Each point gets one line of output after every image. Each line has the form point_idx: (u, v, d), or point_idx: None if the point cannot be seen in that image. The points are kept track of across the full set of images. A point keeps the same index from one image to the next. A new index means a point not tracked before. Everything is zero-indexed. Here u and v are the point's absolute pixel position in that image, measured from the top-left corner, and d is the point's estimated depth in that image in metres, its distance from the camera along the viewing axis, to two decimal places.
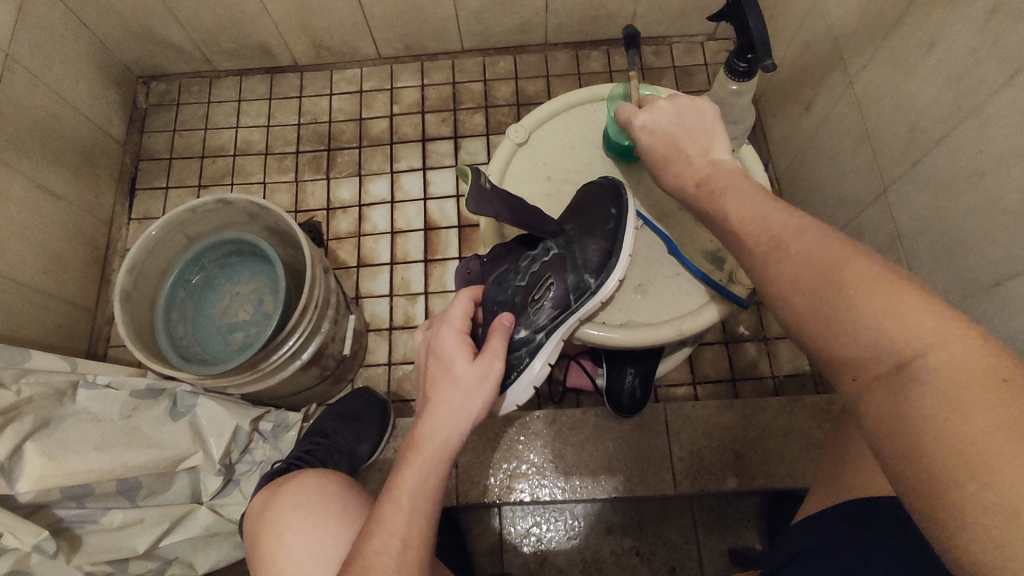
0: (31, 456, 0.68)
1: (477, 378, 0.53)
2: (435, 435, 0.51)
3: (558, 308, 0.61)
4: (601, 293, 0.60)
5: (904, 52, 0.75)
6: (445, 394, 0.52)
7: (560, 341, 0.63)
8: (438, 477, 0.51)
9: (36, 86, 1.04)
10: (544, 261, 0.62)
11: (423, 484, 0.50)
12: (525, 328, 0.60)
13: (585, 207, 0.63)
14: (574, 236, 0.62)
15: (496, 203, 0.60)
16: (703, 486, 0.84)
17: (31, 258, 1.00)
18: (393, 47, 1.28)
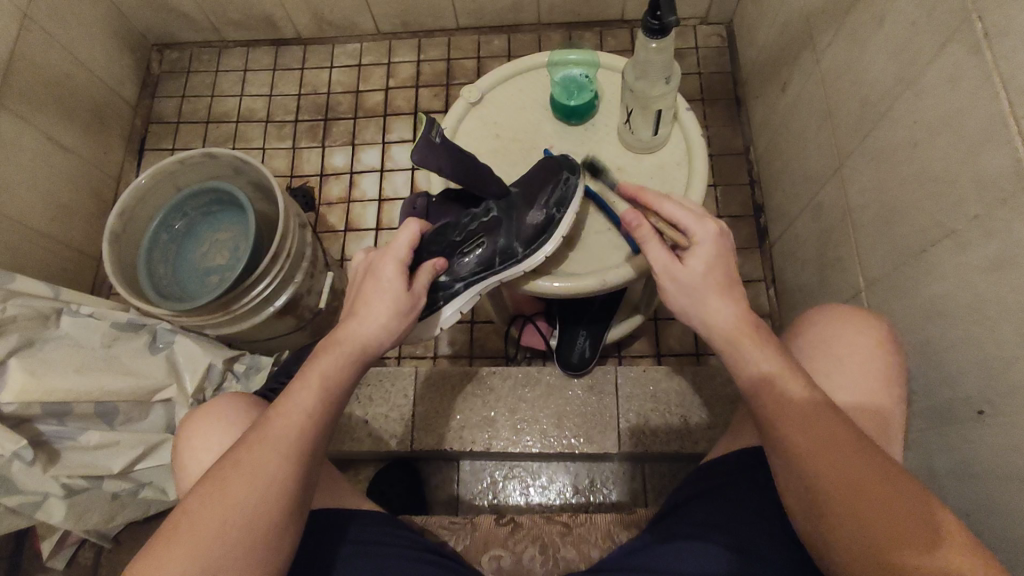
0: (14, 371, 0.75)
1: (405, 300, 0.56)
2: (354, 342, 0.55)
3: (482, 265, 0.65)
4: (526, 263, 0.64)
5: (860, 28, 0.76)
6: (374, 304, 0.55)
7: (474, 296, 0.66)
8: (346, 385, 0.55)
9: (53, 46, 1.12)
10: (481, 220, 0.63)
11: (331, 385, 0.54)
12: (445, 274, 0.64)
13: (535, 178, 0.65)
14: (516, 203, 0.65)
15: (443, 158, 0.60)
16: (647, 447, 0.87)
17: (40, 205, 1.08)
18: (391, 23, 1.33)
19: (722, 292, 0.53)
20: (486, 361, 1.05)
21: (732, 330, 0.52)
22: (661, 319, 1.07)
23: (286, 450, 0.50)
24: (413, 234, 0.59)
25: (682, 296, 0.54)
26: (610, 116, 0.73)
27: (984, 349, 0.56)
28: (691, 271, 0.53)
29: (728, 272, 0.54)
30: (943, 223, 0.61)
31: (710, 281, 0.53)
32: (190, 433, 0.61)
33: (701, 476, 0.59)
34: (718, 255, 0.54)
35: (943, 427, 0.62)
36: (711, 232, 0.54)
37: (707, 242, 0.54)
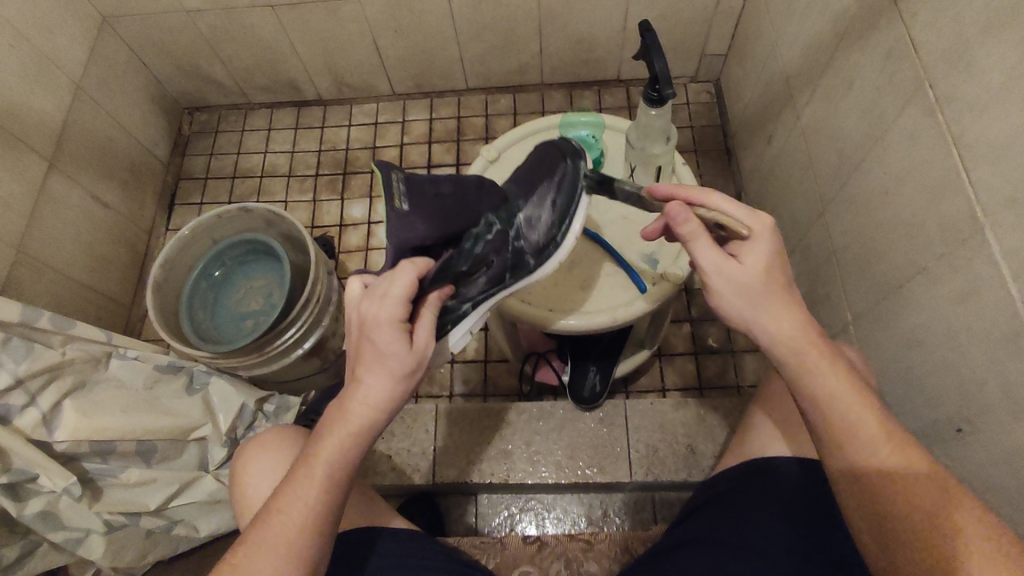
0: (67, 411, 0.80)
1: (411, 366, 0.52)
2: (354, 420, 0.51)
3: (491, 282, 0.66)
4: (536, 273, 0.68)
5: (834, 89, 0.86)
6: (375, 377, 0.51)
7: (480, 314, 0.68)
8: (354, 452, 0.52)
9: (98, 112, 1.22)
10: (487, 239, 0.64)
11: (341, 463, 0.52)
12: (456, 299, 0.63)
13: (534, 187, 0.67)
14: (514, 212, 0.66)
15: (420, 221, 0.58)
16: (657, 476, 0.91)
17: (81, 257, 1.16)
18: (406, 85, 1.44)
19: (783, 292, 0.51)
20: (500, 397, 1.11)
21: (799, 344, 0.50)
22: (665, 355, 1.13)
23: (298, 534, 0.51)
24: (409, 282, 0.53)
25: (737, 299, 0.51)
26: (615, 171, 0.81)
27: (960, 373, 0.62)
28: (753, 272, 0.51)
29: (783, 268, 0.52)
30: (916, 261, 0.68)
31: (769, 283, 0.51)
32: (247, 467, 0.67)
33: (716, 491, 0.65)
34: (774, 250, 0.52)
35: (930, 447, 0.68)
36: (764, 225, 0.52)
37: (762, 236, 0.52)
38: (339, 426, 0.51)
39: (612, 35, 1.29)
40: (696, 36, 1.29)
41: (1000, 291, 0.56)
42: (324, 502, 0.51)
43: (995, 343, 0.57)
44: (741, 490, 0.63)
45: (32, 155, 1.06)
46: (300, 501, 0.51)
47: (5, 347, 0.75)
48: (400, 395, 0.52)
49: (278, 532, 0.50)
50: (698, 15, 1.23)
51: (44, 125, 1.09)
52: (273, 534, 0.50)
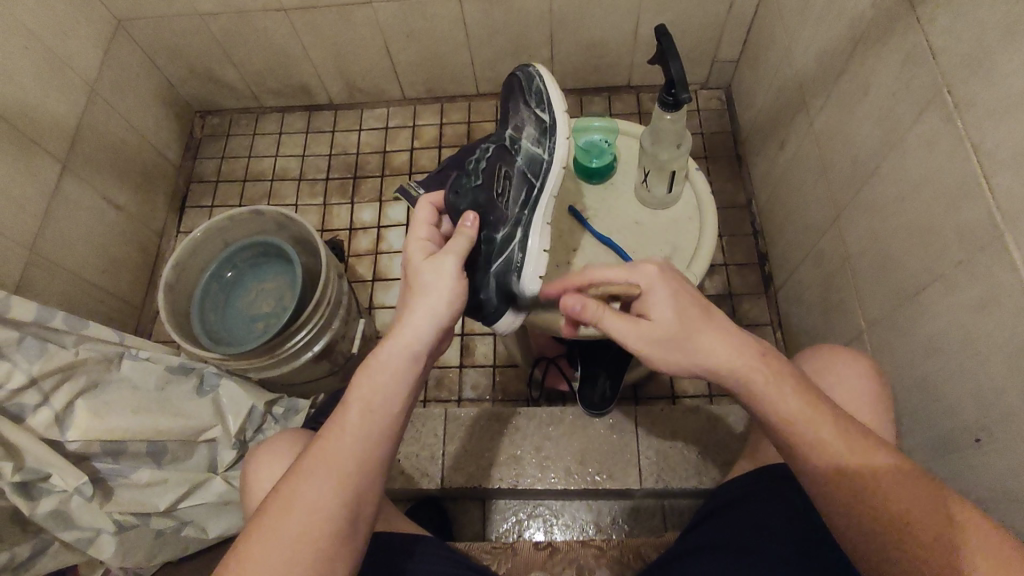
0: (80, 412, 0.80)
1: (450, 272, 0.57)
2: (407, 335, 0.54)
3: (523, 188, 0.68)
4: (558, 155, 0.67)
5: (848, 95, 0.85)
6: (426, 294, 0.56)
7: (545, 222, 0.68)
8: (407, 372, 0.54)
9: (113, 115, 1.24)
10: (487, 156, 0.67)
11: (400, 377, 0.53)
12: (501, 223, 0.66)
13: (508, 107, 0.71)
14: (501, 132, 0.70)
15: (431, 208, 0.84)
16: (668, 483, 0.91)
17: (94, 258, 1.17)
18: (417, 90, 1.44)
19: (704, 323, 0.54)
20: (509, 402, 1.11)
21: (735, 369, 0.53)
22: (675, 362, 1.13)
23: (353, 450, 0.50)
24: (425, 210, 0.64)
25: (658, 350, 0.55)
26: (627, 176, 0.81)
27: (978, 382, 0.61)
28: (662, 323, 0.54)
29: (691, 302, 0.55)
30: (933, 268, 0.68)
31: (679, 330, 0.54)
32: (260, 468, 0.67)
33: (731, 495, 0.64)
34: (676, 293, 0.55)
35: (947, 456, 0.67)
36: (654, 276, 0.55)
37: (660, 284, 0.55)
38: (395, 340, 0.54)
39: (623, 41, 1.29)
40: (708, 42, 1.29)
41: (1021, 300, 0.55)
42: (379, 418, 0.52)
43: (1016, 353, 0.56)
44: (760, 495, 0.62)
45: (48, 156, 1.07)
46: (360, 417, 0.51)
47: (19, 346, 0.74)
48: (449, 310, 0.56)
49: (339, 452, 0.50)
50: (710, 21, 1.23)
51: (60, 128, 1.10)
52: (335, 454, 0.50)
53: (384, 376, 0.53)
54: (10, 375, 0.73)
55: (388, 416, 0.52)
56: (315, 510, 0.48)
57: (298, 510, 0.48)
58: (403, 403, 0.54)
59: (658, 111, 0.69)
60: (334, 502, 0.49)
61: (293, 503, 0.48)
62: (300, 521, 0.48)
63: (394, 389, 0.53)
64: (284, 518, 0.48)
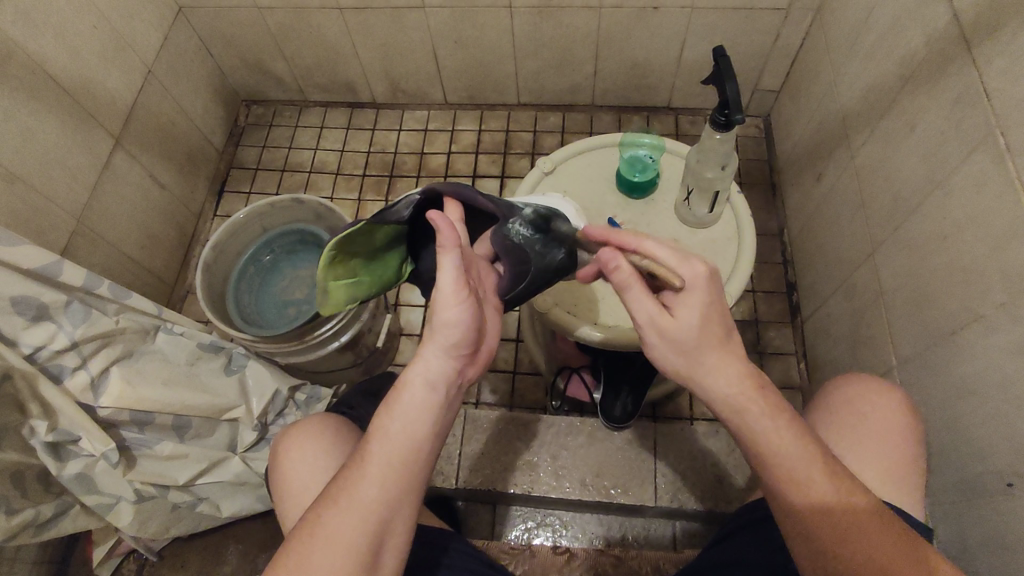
0: (114, 378, 0.81)
1: (449, 326, 0.51)
2: (423, 372, 0.51)
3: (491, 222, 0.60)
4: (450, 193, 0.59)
5: (893, 132, 0.86)
6: (440, 327, 0.51)
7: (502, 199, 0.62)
8: (419, 428, 0.51)
9: (165, 96, 1.27)
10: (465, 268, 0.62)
11: (420, 418, 0.51)
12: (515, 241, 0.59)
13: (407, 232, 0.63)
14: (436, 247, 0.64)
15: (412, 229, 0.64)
16: (681, 503, 0.90)
17: (134, 233, 1.20)
18: (459, 95, 1.47)
19: (719, 346, 0.51)
20: (526, 409, 1.11)
21: (735, 403, 0.50)
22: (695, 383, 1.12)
23: (363, 508, 0.49)
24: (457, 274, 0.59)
25: (666, 351, 0.52)
26: (668, 193, 0.82)
27: (1012, 426, 0.61)
28: (683, 326, 0.50)
29: (720, 321, 0.51)
30: (972, 308, 0.68)
31: (700, 340, 0.50)
32: (293, 454, 0.70)
33: (753, 517, 0.64)
34: (709, 301, 0.50)
35: (973, 500, 0.66)
36: (698, 274, 0.50)
37: (696, 287, 0.50)
38: (403, 400, 0.51)
39: (667, 63, 1.31)
40: (751, 70, 1.30)
41: None
42: (394, 475, 0.50)
43: None
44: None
45: (102, 131, 1.10)
46: (378, 465, 0.50)
47: (65, 310, 0.75)
48: (466, 340, 0.51)
49: (357, 499, 0.49)
50: (756, 49, 1.24)
51: (116, 105, 1.14)
52: (356, 501, 0.50)
53: (403, 420, 0.51)
54: (54, 337, 0.74)
55: (409, 459, 0.51)
56: (338, 555, 0.48)
57: (320, 556, 0.48)
58: (420, 455, 0.51)
59: (710, 131, 0.70)
60: (354, 546, 0.49)
61: (311, 549, 0.49)
62: (319, 566, 0.48)
63: (414, 435, 0.51)
64: (305, 564, 0.48)
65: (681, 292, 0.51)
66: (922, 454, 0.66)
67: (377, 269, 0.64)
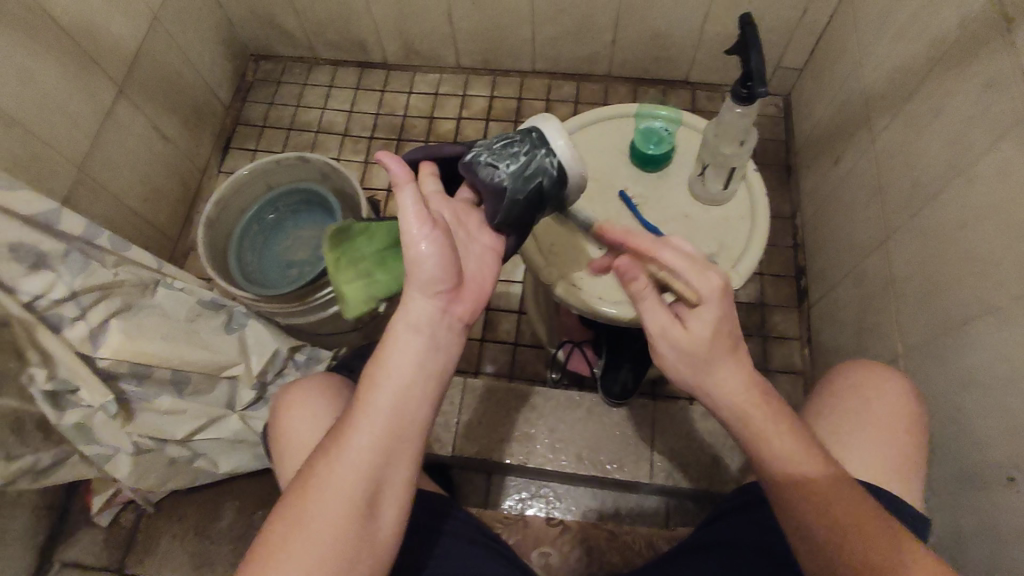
0: (114, 331, 0.80)
1: (422, 269, 0.50)
2: (404, 317, 0.50)
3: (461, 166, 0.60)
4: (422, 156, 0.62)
5: (917, 115, 0.83)
6: (414, 267, 0.50)
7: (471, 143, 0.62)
8: (404, 372, 0.50)
9: (171, 47, 1.24)
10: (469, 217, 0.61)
11: (406, 362, 0.50)
12: (480, 167, 0.57)
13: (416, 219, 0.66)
14: None
15: None
16: (675, 481, 0.90)
17: (137, 186, 1.18)
18: (472, 59, 1.43)
19: (730, 353, 0.51)
20: (525, 381, 1.11)
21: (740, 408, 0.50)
22: None
23: (354, 453, 0.49)
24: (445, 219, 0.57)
25: (675, 358, 0.52)
26: (682, 167, 0.79)
27: (1017, 421, 0.60)
28: (693, 338, 0.50)
29: (730, 329, 0.50)
30: (987, 300, 0.66)
31: (711, 349, 0.50)
32: (292, 413, 0.70)
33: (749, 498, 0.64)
34: (722, 312, 0.50)
35: (971, 492, 0.66)
36: (715, 287, 0.50)
37: (711, 300, 0.50)
38: (386, 345, 0.50)
39: (688, 34, 1.26)
40: (775, 46, 1.25)
41: None
42: (382, 419, 0.49)
43: None
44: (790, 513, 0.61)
45: (105, 79, 1.08)
46: (366, 411, 0.49)
47: (64, 260, 0.74)
48: (442, 275, 0.50)
49: (348, 449, 0.49)
50: (781, 24, 1.20)
51: (119, 52, 1.11)
52: (346, 449, 0.49)
53: (391, 366, 0.50)
54: (52, 286, 0.73)
55: (398, 405, 0.49)
56: (335, 502, 0.48)
57: (316, 504, 0.48)
58: (410, 399, 0.50)
59: (731, 103, 0.68)
60: (351, 491, 0.49)
61: (307, 498, 0.48)
62: (315, 514, 0.48)
63: (401, 379, 0.49)
64: (301, 513, 0.48)
65: (697, 302, 0.50)
66: (922, 444, 0.65)
67: (393, 268, 0.65)
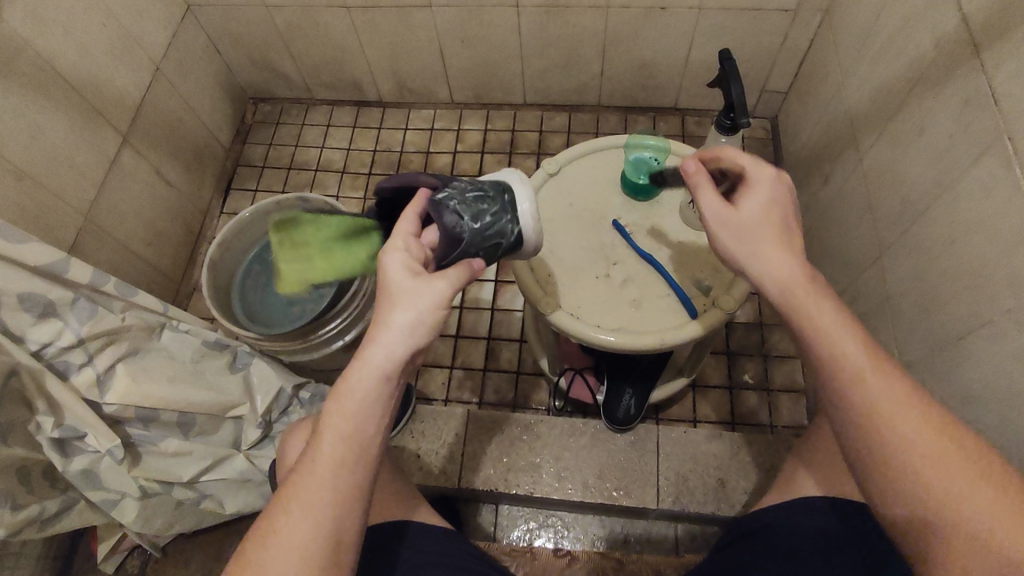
0: (120, 375, 0.81)
1: (405, 317, 0.50)
2: (372, 364, 0.50)
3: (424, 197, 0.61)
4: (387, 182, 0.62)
5: (900, 136, 0.85)
6: (393, 315, 0.50)
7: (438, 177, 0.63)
8: (366, 420, 0.50)
9: (173, 94, 1.28)
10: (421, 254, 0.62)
11: (370, 409, 0.50)
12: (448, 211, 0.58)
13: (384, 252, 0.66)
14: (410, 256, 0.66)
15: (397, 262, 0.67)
16: (684, 506, 0.90)
17: (141, 230, 1.20)
18: (465, 94, 1.47)
19: (782, 236, 0.52)
20: (529, 410, 1.11)
21: (827, 342, 0.49)
22: (698, 386, 1.13)
23: (315, 505, 0.49)
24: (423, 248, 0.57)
25: (728, 231, 0.54)
26: (673, 194, 0.81)
27: (1017, 433, 0.61)
28: (747, 211, 0.54)
29: (785, 217, 0.53)
30: (979, 313, 0.67)
31: (764, 224, 0.53)
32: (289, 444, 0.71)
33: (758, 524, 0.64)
34: (774, 199, 0.54)
35: None
36: (769, 179, 0.55)
37: (762, 185, 0.55)
38: (349, 391, 0.50)
39: (674, 63, 1.30)
40: (759, 71, 1.29)
41: None
42: (343, 468, 0.50)
43: None
44: (805, 545, 0.61)
45: (110, 128, 1.11)
46: (327, 459, 0.49)
47: (72, 307, 0.75)
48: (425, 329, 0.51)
49: (308, 500, 0.49)
50: (764, 50, 1.23)
51: (124, 101, 1.14)
52: (307, 500, 0.49)
53: (353, 413, 0.50)
54: (60, 334, 0.74)
55: (359, 452, 0.50)
56: (293, 558, 0.47)
57: (275, 560, 0.47)
58: (369, 448, 0.51)
59: (716, 134, 0.71)
60: (310, 545, 0.48)
61: (265, 553, 0.48)
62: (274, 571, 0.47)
63: (364, 427, 0.50)
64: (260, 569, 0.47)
65: (756, 186, 0.55)
66: None
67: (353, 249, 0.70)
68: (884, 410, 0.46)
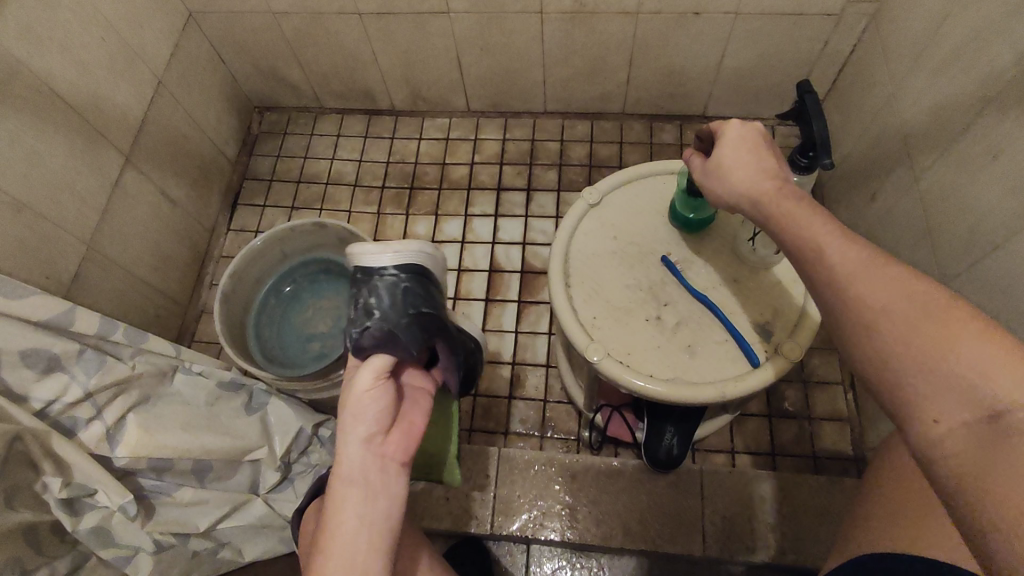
0: (131, 426, 0.76)
1: (358, 410, 0.56)
2: (346, 466, 0.53)
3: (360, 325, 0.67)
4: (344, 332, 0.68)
5: (967, 160, 0.79)
6: (351, 414, 0.56)
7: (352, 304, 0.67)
8: (356, 517, 0.51)
9: (176, 108, 1.21)
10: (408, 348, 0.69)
11: (357, 506, 0.52)
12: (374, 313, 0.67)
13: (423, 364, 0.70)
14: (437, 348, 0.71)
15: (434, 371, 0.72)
16: (732, 553, 0.85)
17: (146, 254, 1.14)
18: (482, 102, 1.40)
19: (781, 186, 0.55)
20: (559, 442, 1.06)
21: (864, 299, 0.45)
22: (737, 415, 1.08)
23: None
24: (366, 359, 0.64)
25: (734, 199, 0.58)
26: (726, 228, 0.75)
27: None
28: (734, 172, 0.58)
29: (775, 170, 0.56)
30: None
31: (764, 183, 0.56)
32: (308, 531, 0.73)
33: None
34: (755, 156, 0.57)
35: None
36: (743, 136, 0.59)
37: (738, 143, 0.59)
38: (333, 501, 0.52)
39: (705, 70, 1.23)
40: (795, 78, 1.22)
41: None
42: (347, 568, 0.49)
43: None
44: None
45: (112, 149, 1.05)
46: (328, 569, 0.49)
47: (78, 358, 0.73)
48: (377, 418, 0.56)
49: None
50: (802, 57, 1.16)
51: (126, 119, 1.08)
52: None
53: (340, 515, 0.51)
54: (66, 388, 0.71)
55: (358, 550, 0.50)
56: None
57: None
58: (365, 543, 0.51)
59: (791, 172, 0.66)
60: None
61: None
62: None
63: (354, 523, 0.51)
64: None
65: (735, 145, 0.59)
66: None
67: None
68: (899, 340, 0.42)
